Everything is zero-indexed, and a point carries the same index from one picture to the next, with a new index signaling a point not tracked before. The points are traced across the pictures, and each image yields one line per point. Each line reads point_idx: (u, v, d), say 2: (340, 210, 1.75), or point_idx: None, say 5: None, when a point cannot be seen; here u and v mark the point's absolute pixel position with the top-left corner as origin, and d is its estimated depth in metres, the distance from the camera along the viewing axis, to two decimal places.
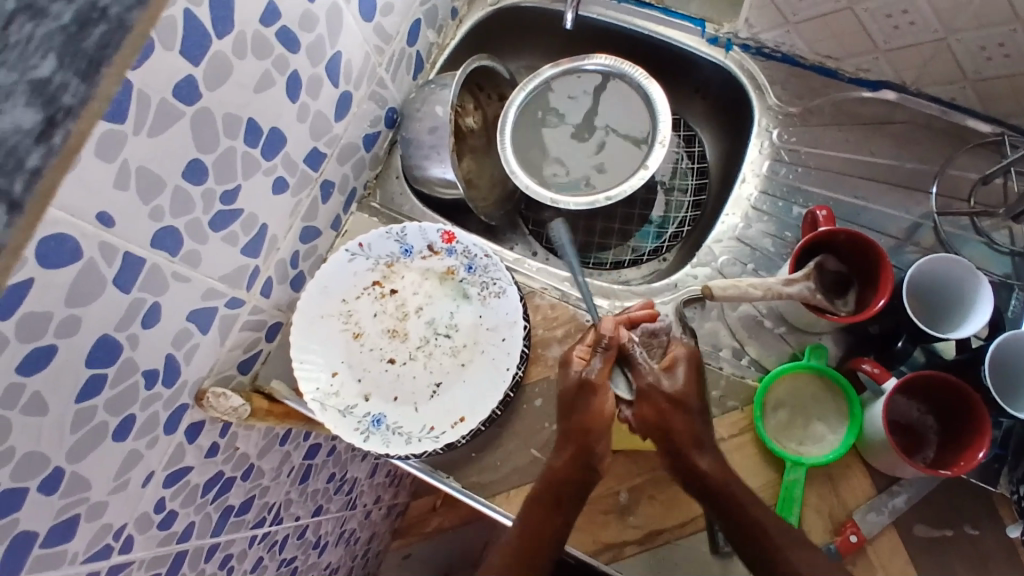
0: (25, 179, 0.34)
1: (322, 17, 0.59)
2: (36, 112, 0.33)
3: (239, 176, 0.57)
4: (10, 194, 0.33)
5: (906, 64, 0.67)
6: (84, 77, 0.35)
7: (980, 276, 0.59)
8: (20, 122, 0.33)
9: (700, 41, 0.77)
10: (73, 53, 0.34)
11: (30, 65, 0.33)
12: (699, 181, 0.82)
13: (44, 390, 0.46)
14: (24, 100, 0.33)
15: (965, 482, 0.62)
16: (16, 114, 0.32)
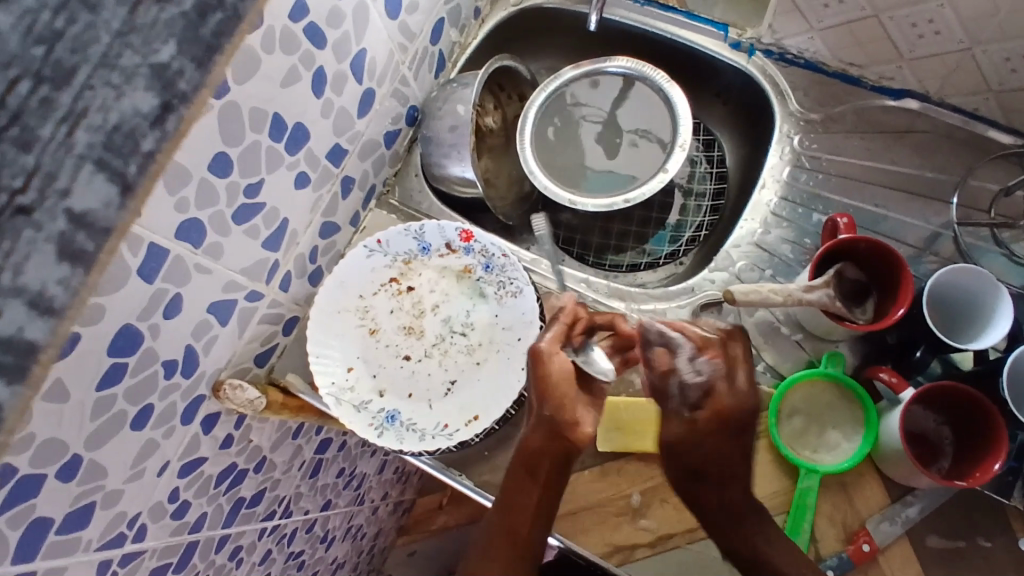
0: (140, 160, 0.39)
1: (349, 14, 0.59)
2: (153, 96, 0.38)
3: (262, 170, 0.57)
4: (126, 174, 0.38)
5: (931, 74, 0.67)
6: (199, 62, 0.40)
7: (1001, 287, 0.59)
8: (139, 105, 0.37)
9: (723, 46, 0.77)
10: (191, 39, 0.39)
11: (153, 50, 0.37)
12: (717, 186, 0.82)
13: (66, 377, 0.46)
14: (144, 84, 0.37)
15: (980, 494, 0.62)
16: (135, 98, 0.37)
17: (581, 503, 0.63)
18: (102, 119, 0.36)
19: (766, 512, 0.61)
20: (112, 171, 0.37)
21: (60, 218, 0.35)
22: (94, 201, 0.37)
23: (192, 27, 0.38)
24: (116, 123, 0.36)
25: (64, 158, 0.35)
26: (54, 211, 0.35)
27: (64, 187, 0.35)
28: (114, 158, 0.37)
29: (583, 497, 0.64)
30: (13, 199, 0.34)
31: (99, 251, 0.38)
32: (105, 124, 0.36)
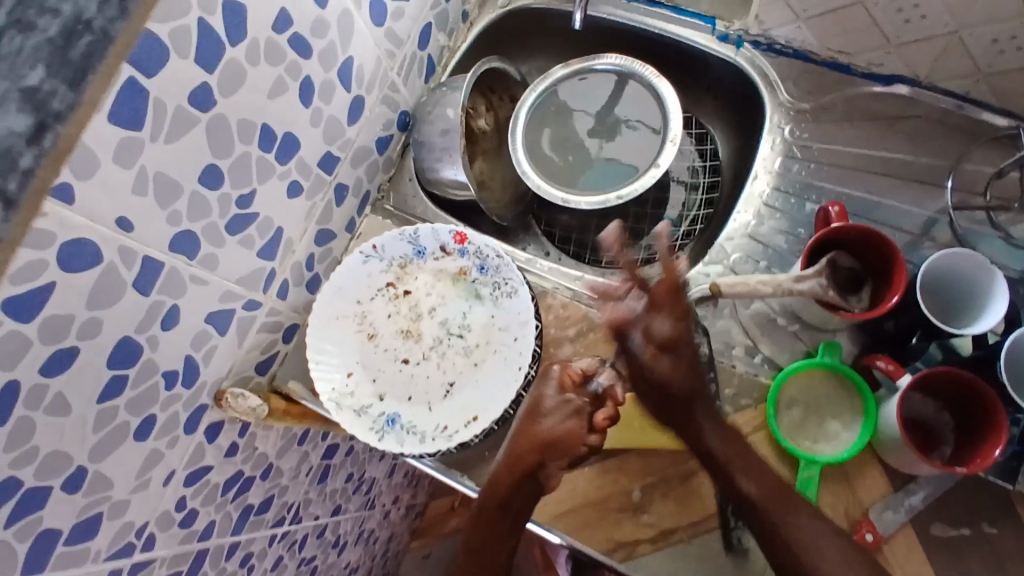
0: (21, 175, 0.38)
1: (334, 23, 0.60)
2: (29, 117, 0.37)
3: (254, 180, 0.58)
4: (6, 192, 0.38)
5: (918, 58, 0.66)
6: (70, 83, 0.39)
7: (995, 270, 0.58)
8: (14, 124, 0.36)
9: (711, 39, 0.77)
10: (60, 61, 0.38)
11: (21, 75, 0.36)
12: (712, 179, 0.82)
13: (66, 390, 0.47)
14: (16, 107, 0.36)
15: (982, 480, 0.61)
16: (11, 119, 0.36)
17: (581, 500, 0.64)
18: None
19: None
20: None
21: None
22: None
23: (61, 50, 0.37)
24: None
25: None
26: None
27: None
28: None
29: (584, 495, 0.64)
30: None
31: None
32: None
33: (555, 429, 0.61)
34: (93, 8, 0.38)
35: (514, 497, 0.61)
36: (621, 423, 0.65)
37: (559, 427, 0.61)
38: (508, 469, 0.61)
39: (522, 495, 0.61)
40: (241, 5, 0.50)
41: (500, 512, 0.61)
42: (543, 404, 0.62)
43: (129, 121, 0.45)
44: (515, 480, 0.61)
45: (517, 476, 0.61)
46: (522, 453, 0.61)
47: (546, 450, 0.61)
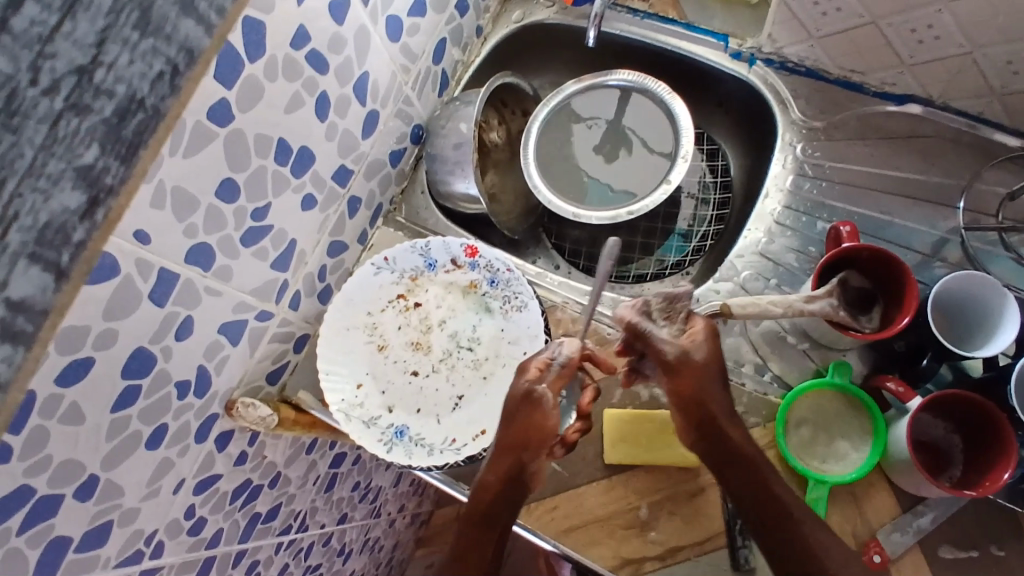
0: (72, 249, 0.38)
1: (351, 39, 0.61)
2: (80, 194, 0.37)
3: (269, 194, 0.59)
4: (59, 263, 0.38)
5: (933, 78, 0.66)
6: (123, 160, 0.39)
7: (1007, 293, 0.58)
8: (67, 203, 0.37)
9: (723, 56, 0.77)
10: (114, 139, 0.38)
11: (76, 154, 0.36)
12: (723, 195, 0.82)
13: (81, 400, 0.48)
14: (71, 184, 0.36)
15: (991, 503, 0.61)
16: (63, 198, 0.36)
17: (588, 516, 0.64)
18: (32, 220, 0.35)
19: None
20: (46, 261, 0.37)
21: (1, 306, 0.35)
22: (33, 286, 0.36)
23: (115, 128, 0.38)
24: (46, 221, 0.36)
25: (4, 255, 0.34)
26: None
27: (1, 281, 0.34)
28: (46, 250, 0.36)
29: (591, 511, 0.64)
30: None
31: (41, 330, 0.38)
32: (36, 222, 0.35)
33: (537, 423, 0.55)
34: (147, 85, 0.38)
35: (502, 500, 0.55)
36: (629, 439, 0.65)
37: (531, 420, 0.55)
38: (494, 470, 0.56)
39: (512, 493, 0.56)
40: (261, 23, 0.51)
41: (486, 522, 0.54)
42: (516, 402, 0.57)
43: None
44: (501, 480, 0.56)
45: (502, 478, 0.56)
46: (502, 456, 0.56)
47: (525, 450, 0.55)
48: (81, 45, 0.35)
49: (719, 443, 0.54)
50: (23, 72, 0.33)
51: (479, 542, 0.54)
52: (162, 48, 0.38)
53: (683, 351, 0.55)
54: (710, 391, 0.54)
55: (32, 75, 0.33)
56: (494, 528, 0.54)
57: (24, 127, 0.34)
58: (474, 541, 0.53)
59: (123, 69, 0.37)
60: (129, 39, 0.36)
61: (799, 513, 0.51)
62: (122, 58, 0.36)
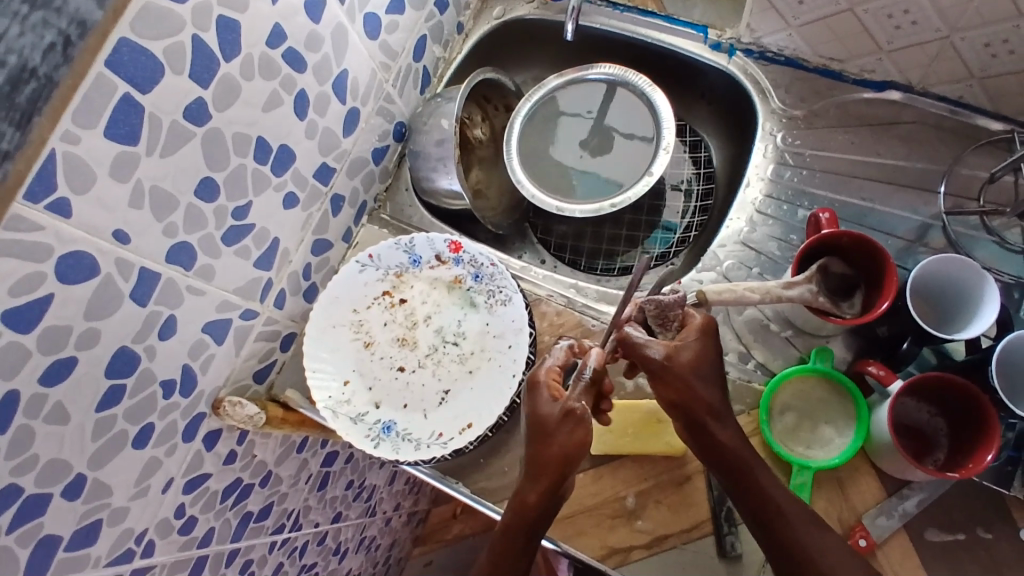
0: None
1: (328, 37, 0.61)
2: None
3: (250, 192, 0.59)
4: None
5: (911, 63, 0.66)
6: (19, 126, 0.38)
7: (987, 276, 0.58)
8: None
9: (703, 47, 0.77)
10: (8, 106, 0.37)
11: None
12: (706, 186, 0.82)
13: (65, 400, 0.48)
14: None
15: (977, 484, 0.61)
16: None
17: (575, 506, 0.64)
18: None
19: None
20: None
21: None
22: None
23: (8, 96, 0.36)
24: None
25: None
26: None
27: None
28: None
29: (579, 501, 0.64)
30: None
31: None
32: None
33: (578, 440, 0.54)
34: (39, 56, 0.37)
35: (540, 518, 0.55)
36: (615, 430, 0.65)
37: (573, 441, 0.54)
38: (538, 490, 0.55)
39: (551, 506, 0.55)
40: (235, 22, 0.51)
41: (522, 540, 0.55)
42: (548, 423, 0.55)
43: (125, 137, 0.46)
44: (541, 497, 0.55)
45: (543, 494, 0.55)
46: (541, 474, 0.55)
47: (565, 466, 0.54)
48: None
49: (707, 440, 0.54)
50: None
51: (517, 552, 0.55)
52: (54, 20, 0.37)
53: (668, 355, 0.54)
54: (703, 391, 0.54)
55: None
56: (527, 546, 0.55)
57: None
58: (512, 549, 0.55)
59: (12, 39, 0.36)
60: (19, 11, 0.36)
61: (788, 508, 0.52)
62: (13, 28, 0.35)
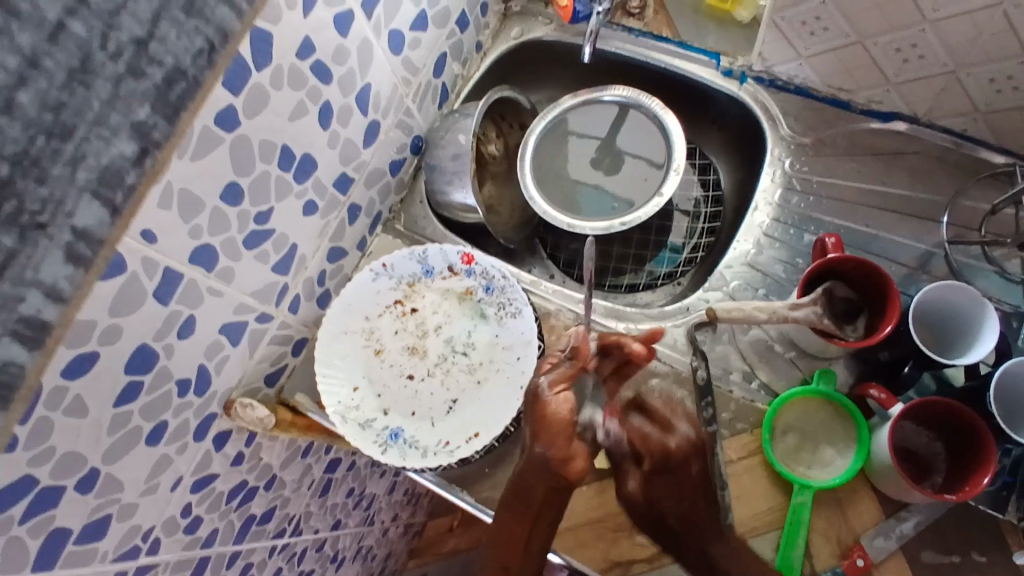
0: (125, 191, 0.42)
1: (354, 51, 0.63)
2: (134, 144, 0.41)
3: (272, 198, 0.61)
4: (113, 202, 0.42)
5: (918, 96, 0.68)
6: (168, 119, 0.43)
7: (987, 303, 0.60)
8: (123, 151, 0.41)
9: (715, 73, 0.80)
10: (162, 102, 0.42)
11: (133, 111, 0.40)
12: (713, 209, 0.84)
13: (85, 393, 0.49)
14: (125, 136, 0.40)
15: (973, 509, 0.62)
16: (121, 146, 0.40)
17: (577, 519, 0.65)
18: (95, 161, 0.39)
19: (761, 528, 0.62)
20: (104, 200, 0.41)
21: (68, 234, 0.39)
22: (93, 220, 0.41)
23: (163, 93, 0.42)
24: (107, 164, 0.40)
25: (71, 190, 0.38)
26: (63, 228, 0.39)
27: (69, 210, 0.39)
28: (107, 189, 0.41)
29: (581, 513, 0.65)
30: (31, 219, 0.37)
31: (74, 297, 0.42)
32: (97, 165, 0.39)
33: (549, 413, 0.57)
34: (189, 58, 0.43)
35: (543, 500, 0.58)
36: None
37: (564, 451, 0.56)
38: (540, 485, 0.57)
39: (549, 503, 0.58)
40: (268, 34, 0.53)
41: (524, 515, 0.58)
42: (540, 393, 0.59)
43: None
44: (544, 494, 0.58)
45: (545, 491, 0.58)
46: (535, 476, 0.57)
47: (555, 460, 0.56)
48: (140, 20, 0.39)
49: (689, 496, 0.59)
50: (94, 40, 0.37)
51: (518, 539, 0.58)
52: (203, 28, 0.43)
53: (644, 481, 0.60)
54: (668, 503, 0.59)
55: (103, 45, 0.37)
56: (525, 521, 0.58)
57: (91, 84, 0.38)
58: (511, 532, 0.59)
59: (172, 43, 0.41)
60: (177, 18, 0.41)
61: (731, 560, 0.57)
62: (172, 33, 0.41)
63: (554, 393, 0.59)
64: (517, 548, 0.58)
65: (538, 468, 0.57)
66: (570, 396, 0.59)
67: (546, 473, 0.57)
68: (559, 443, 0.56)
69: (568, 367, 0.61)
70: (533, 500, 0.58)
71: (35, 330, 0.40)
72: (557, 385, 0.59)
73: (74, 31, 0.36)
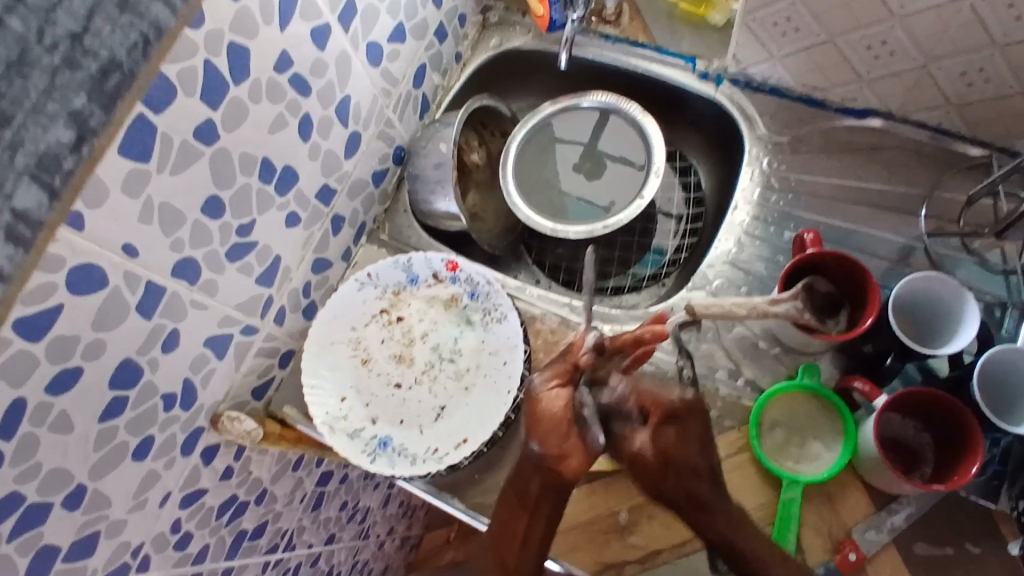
0: (65, 175, 0.43)
1: (332, 64, 0.64)
2: (71, 131, 0.42)
3: (255, 211, 0.61)
4: (52, 184, 0.42)
5: (891, 92, 0.69)
6: (106, 108, 0.44)
7: (966, 293, 0.60)
8: (60, 137, 0.42)
9: (692, 77, 0.81)
10: (99, 91, 0.43)
11: (69, 100, 0.41)
12: (696, 210, 0.85)
13: (70, 409, 0.49)
14: (64, 122, 0.41)
15: (964, 499, 0.62)
16: (57, 132, 0.41)
17: (569, 521, 0.65)
18: (33, 147, 0.40)
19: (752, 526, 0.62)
20: (44, 182, 0.41)
21: (8, 215, 0.40)
22: (32, 202, 0.41)
23: (99, 83, 0.43)
24: (45, 150, 0.41)
25: (9, 172, 0.39)
26: (1, 208, 0.40)
27: (8, 192, 0.40)
28: (45, 174, 0.41)
29: (574, 515, 0.65)
30: None
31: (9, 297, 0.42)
32: (35, 152, 0.40)
33: (539, 411, 0.58)
34: (124, 52, 0.44)
35: (544, 500, 0.57)
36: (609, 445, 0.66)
37: (558, 447, 0.56)
38: (534, 484, 0.57)
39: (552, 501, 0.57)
40: (244, 48, 0.53)
41: (520, 510, 0.57)
42: (533, 388, 0.59)
43: (139, 154, 0.48)
44: (540, 492, 0.57)
45: (541, 489, 0.57)
46: (526, 475, 0.57)
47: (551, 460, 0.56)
48: (75, 15, 0.40)
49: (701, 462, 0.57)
50: (31, 33, 0.39)
51: (516, 532, 0.57)
52: (136, 22, 0.43)
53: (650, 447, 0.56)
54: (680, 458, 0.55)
55: (38, 39, 0.39)
56: (519, 525, 0.57)
57: (28, 75, 0.39)
58: (508, 520, 0.58)
59: (106, 36, 0.42)
60: (112, 15, 0.42)
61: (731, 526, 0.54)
62: (106, 29, 0.42)
63: (547, 388, 0.59)
64: (512, 538, 0.57)
65: (530, 464, 0.57)
66: (564, 393, 0.58)
67: (539, 469, 0.57)
68: (555, 441, 0.56)
69: (563, 363, 0.60)
70: (529, 493, 0.57)
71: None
72: (550, 381, 0.59)
73: (11, 26, 0.38)
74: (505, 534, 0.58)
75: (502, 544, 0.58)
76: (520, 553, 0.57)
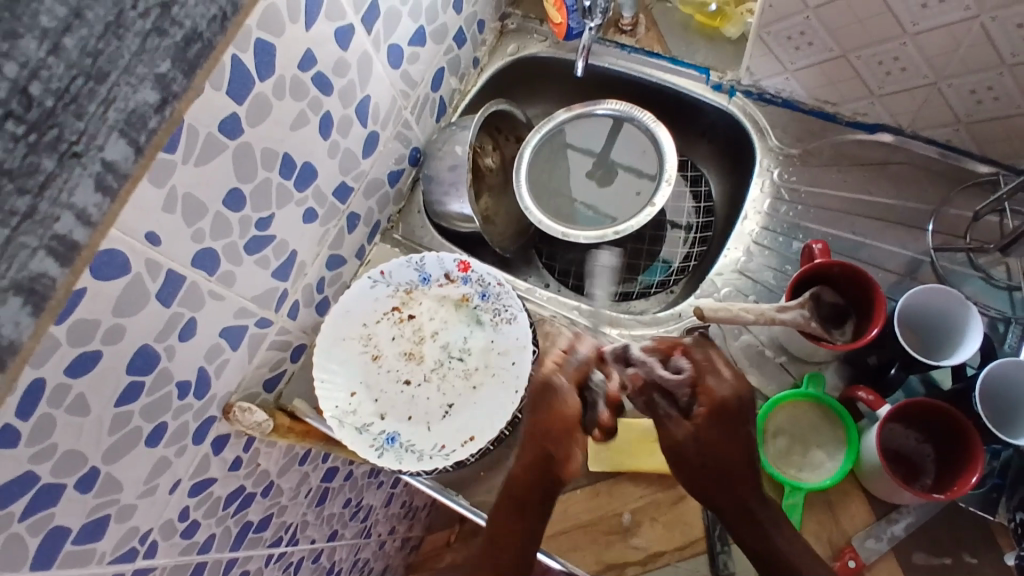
0: (148, 132, 0.43)
1: (354, 64, 0.65)
2: (156, 92, 0.42)
3: (274, 205, 0.62)
4: (137, 140, 0.42)
5: (902, 107, 0.70)
6: (187, 74, 0.44)
7: (970, 306, 0.61)
8: (146, 97, 0.42)
9: (705, 88, 0.82)
10: (181, 59, 0.43)
11: (157, 64, 0.41)
12: (705, 219, 0.86)
13: (88, 392, 0.50)
14: (150, 83, 0.41)
15: (964, 511, 0.62)
16: (144, 93, 0.41)
17: (570, 521, 0.66)
18: (124, 104, 0.40)
19: None
20: (131, 137, 0.42)
21: (99, 164, 0.40)
22: (119, 154, 0.41)
23: (182, 51, 0.42)
24: (134, 107, 0.41)
25: (100, 126, 0.39)
26: (94, 158, 0.40)
27: (101, 144, 0.40)
28: (131, 129, 0.42)
29: (577, 516, 0.66)
30: (67, 147, 0.38)
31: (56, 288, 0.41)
32: (125, 108, 0.40)
33: (562, 414, 0.58)
34: (205, 24, 0.43)
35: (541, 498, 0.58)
36: (609, 447, 0.66)
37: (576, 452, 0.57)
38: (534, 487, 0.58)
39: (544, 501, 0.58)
40: (271, 45, 0.55)
41: (517, 516, 0.58)
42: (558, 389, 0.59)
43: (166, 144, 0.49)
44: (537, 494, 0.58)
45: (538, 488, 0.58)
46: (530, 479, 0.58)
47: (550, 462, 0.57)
48: None
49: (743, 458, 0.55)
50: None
51: (514, 532, 0.58)
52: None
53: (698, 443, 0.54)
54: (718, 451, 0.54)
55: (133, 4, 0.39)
56: (514, 522, 0.58)
57: (123, 36, 0.39)
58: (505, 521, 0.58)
59: (191, 8, 0.42)
60: None
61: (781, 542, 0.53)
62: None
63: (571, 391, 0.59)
64: (511, 542, 0.57)
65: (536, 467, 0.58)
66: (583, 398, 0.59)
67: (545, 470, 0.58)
68: (557, 444, 0.57)
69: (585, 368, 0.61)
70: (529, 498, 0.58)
71: (65, 249, 0.41)
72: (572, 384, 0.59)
73: None
74: (501, 536, 0.57)
75: (496, 546, 0.57)
76: (514, 555, 0.57)
